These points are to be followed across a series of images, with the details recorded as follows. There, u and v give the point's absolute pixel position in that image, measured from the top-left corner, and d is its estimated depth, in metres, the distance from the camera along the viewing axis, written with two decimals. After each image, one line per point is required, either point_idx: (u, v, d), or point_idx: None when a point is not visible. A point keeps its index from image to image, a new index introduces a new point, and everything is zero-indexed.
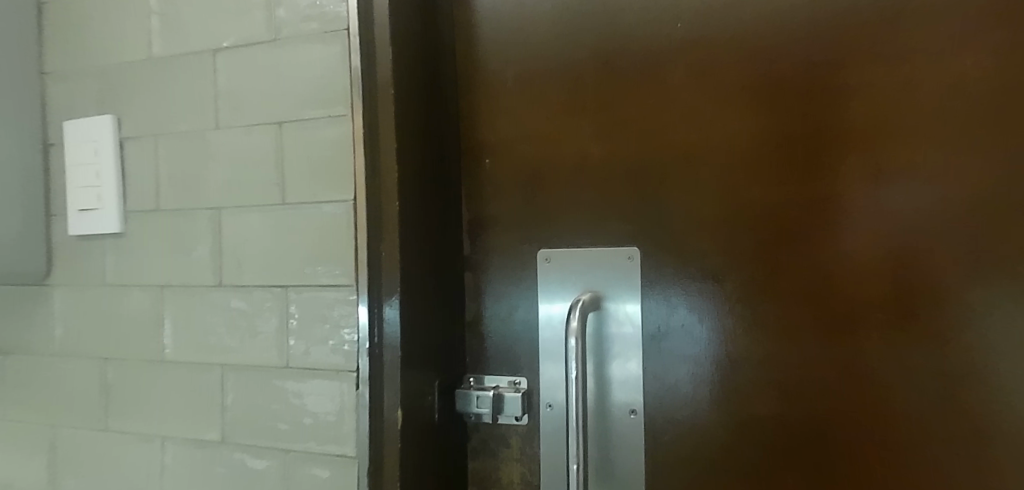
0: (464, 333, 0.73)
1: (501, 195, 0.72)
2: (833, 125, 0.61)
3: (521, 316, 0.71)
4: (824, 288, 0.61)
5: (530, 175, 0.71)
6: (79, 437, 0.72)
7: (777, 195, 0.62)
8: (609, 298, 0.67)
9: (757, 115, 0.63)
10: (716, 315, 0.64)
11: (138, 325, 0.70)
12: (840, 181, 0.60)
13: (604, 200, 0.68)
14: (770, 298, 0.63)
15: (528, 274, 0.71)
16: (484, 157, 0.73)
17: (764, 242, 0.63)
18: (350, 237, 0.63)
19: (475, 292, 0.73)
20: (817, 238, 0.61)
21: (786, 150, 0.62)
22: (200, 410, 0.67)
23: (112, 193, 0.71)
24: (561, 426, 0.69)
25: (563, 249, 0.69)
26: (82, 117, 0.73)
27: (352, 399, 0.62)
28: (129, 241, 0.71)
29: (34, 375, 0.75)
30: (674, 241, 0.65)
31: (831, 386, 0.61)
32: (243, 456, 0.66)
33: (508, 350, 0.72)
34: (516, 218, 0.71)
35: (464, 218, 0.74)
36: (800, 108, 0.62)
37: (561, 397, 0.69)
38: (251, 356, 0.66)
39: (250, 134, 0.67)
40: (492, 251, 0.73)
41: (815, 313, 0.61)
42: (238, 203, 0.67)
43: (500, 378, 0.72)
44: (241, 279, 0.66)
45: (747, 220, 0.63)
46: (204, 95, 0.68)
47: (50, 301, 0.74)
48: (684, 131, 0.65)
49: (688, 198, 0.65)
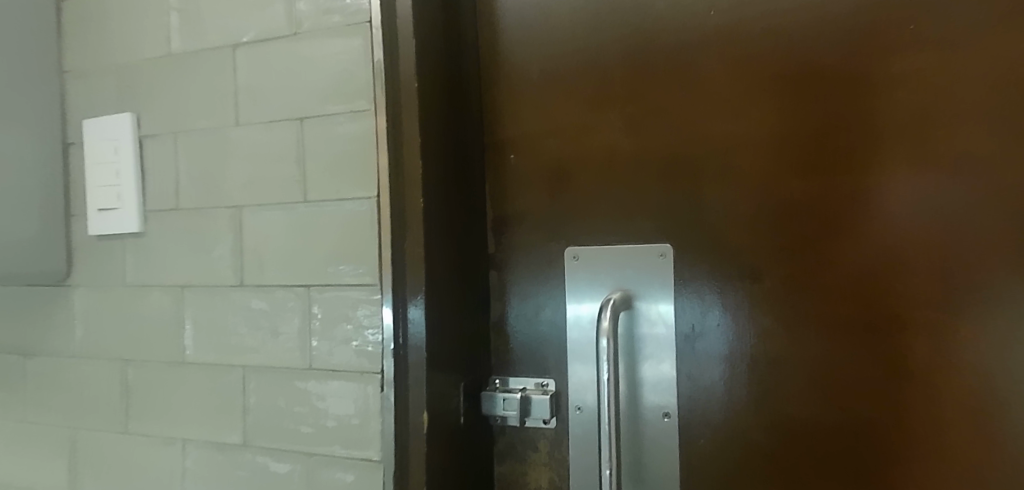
0: (490, 333, 0.71)
1: (526, 193, 0.70)
2: (877, 117, 0.58)
3: (549, 316, 0.69)
4: (867, 286, 0.58)
5: (557, 171, 0.69)
6: (100, 439, 0.71)
7: (815, 191, 0.60)
8: (640, 297, 0.65)
9: (795, 107, 0.60)
10: (752, 314, 0.62)
11: (159, 326, 0.69)
12: (883, 176, 0.58)
13: (634, 196, 0.65)
14: (811, 296, 0.60)
15: (555, 273, 0.69)
16: (508, 154, 0.71)
17: (801, 239, 0.60)
18: (374, 235, 0.61)
19: (501, 291, 0.71)
20: (860, 235, 0.58)
21: (825, 143, 0.59)
22: (221, 413, 0.66)
23: (132, 192, 0.70)
24: (590, 429, 0.67)
25: (592, 247, 0.67)
26: (101, 115, 0.73)
27: (377, 401, 0.61)
28: (148, 240, 0.70)
29: (54, 376, 0.74)
30: (707, 238, 0.63)
31: (876, 388, 0.58)
32: (265, 460, 0.64)
33: (535, 351, 0.70)
34: (542, 216, 0.69)
35: (488, 215, 0.72)
36: (841, 100, 0.59)
37: (591, 399, 0.67)
38: (273, 357, 0.64)
39: (271, 130, 0.65)
40: (517, 250, 0.71)
41: (857, 312, 0.59)
42: (259, 201, 0.65)
43: (527, 380, 0.70)
44: (262, 279, 0.65)
45: (784, 216, 0.61)
46: (224, 91, 0.67)
47: (70, 301, 0.74)
48: (718, 125, 0.63)
49: (721, 193, 0.62)
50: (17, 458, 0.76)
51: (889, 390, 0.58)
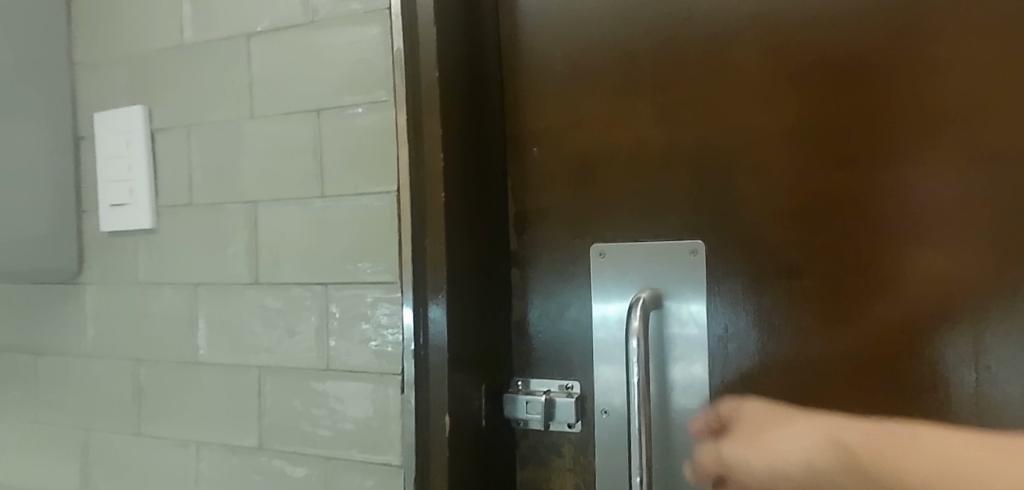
0: (511, 333, 0.69)
1: (550, 187, 0.68)
2: (925, 107, 0.54)
3: (573, 316, 0.66)
4: (915, 287, 0.55)
5: (582, 164, 0.66)
6: (113, 441, 0.69)
7: (858, 185, 0.56)
8: (671, 296, 0.62)
9: (837, 97, 0.57)
10: (789, 314, 0.59)
11: (172, 325, 0.67)
12: (933, 170, 0.54)
13: (663, 191, 0.63)
14: (852, 294, 0.57)
15: (580, 272, 0.66)
16: (531, 148, 0.69)
17: (843, 237, 0.57)
18: (394, 232, 0.59)
19: (524, 290, 0.69)
20: (906, 232, 0.55)
21: (870, 134, 0.56)
22: (236, 415, 0.64)
23: (145, 187, 0.68)
24: (617, 433, 0.64)
25: (619, 244, 0.64)
26: (113, 108, 0.71)
27: (398, 404, 0.58)
28: (161, 237, 0.68)
29: (66, 376, 0.72)
30: (741, 234, 0.60)
31: (919, 392, 0.55)
32: (281, 464, 0.62)
33: (559, 352, 0.67)
34: (566, 212, 0.67)
35: (510, 211, 0.69)
36: (888, 89, 0.56)
37: (618, 402, 0.64)
38: (289, 358, 0.62)
39: (288, 123, 0.63)
40: (540, 247, 0.68)
41: (903, 314, 0.55)
42: (275, 196, 0.63)
43: (550, 381, 0.67)
44: (278, 277, 0.63)
45: (825, 212, 0.57)
46: (238, 83, 0.65)
47: (81, 300, 0.72)
48: (753, 116, 0.60)
49: (756, 188, 0.59)
50: (28, 459, 0.74)
51: (932, 394, 0.55)
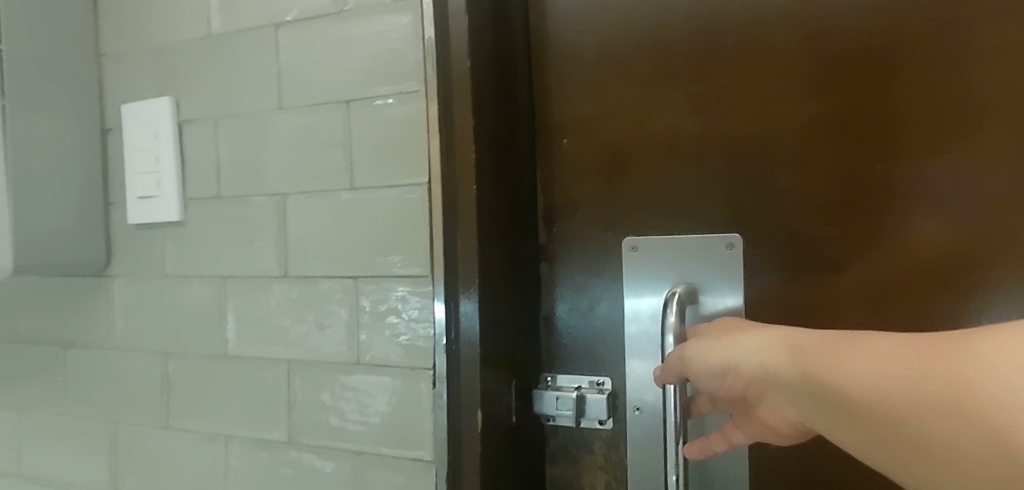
0: (539, 328, 0.68)
1: (580, 180, 0.66)
2: (973, 94, 0.53)
3: (605, 311, 0.65)
4: (960, 281, 0.53)
5: (612, 155, 0.65)
6: (141, 434, 0.69)
7: (901, 176, 0.54)
8: (706, 291, 0.61)
9: (881, 85, 0.55)
10: (828, 309, 0.57)
11: (199, 317, 0.67)
12: (982, 160, 0.52)
13: (695, 181, 0.61)
14: (891, 286, 0.55)
15: (612, 266, 0.65)
16: (561, 139, 0.67)
17: (884, 228, 0.55)
18: (425, 224, 0.58)
19: (553, 284, 0.68)
20: (952, 225, 0.53)
21: (913, 124, 0.54)
22: (265, 408, 0.64)
23: (172, 179, 0.68)
24: (650, 431, 0.63)
25: (652, 237, 0.63)
26: (140, 100, 0.70)
27: (429, 399, 0.58)
28: (188, 230, 0.68)
29: (95, 369, 0.72)
30: (778, 226, 0.58)
31: None
32: (310, 458, 0.62)
33: (590, 347, 0.66)
34: (596, 204, 0.66)
35: (539, 204, 0.68)
36: (933, 78, 0.54)
37: (650, 399, 0.63)
38: (318, 352, 0.62)
39: (316, 114, 0.62)
40: (571, 241, 0.67)
41: (948, 309, 0.53)
42: (304, 189, 0.63)
43: (581, 377, 0.66)
44: (307, 270, 0.62)
45: (866, 203, 0.56)
46: (266, 73, 0.64)
47: (109, 292, 0.72)
48: (793, 106, 0.58)
49: (794, 178, 0.58)
50: (56, 452, 0.74)
51: None
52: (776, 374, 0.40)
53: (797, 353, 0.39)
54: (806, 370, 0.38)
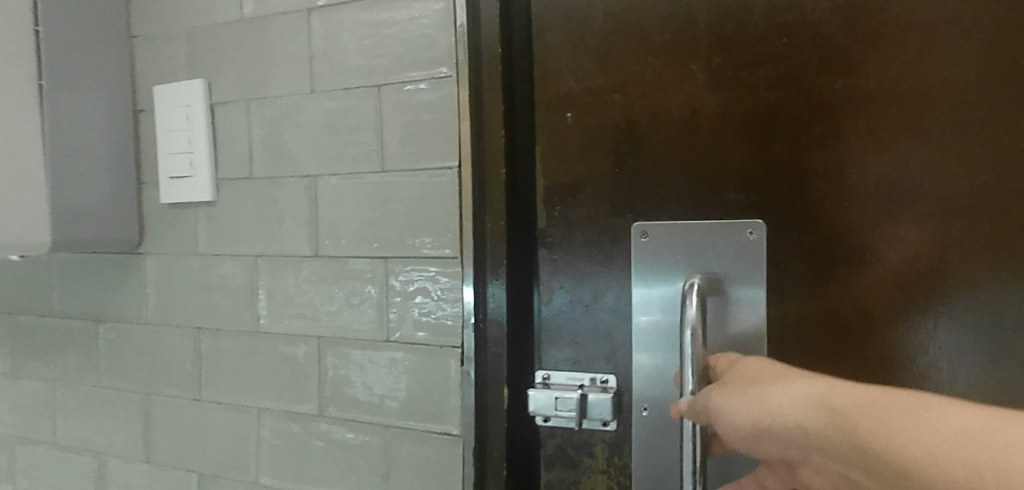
0: (535, 319, 0.65)
1: (585, 160, 0.63)
2: (1002, 76, 0.51)
3: (613, 303, 0.63)
4: (992, 283, 0.52)
5: (624, 131, 0.61)
6: (174, 405, 0.72)
7: (937, 170, 0.53)
8: (726, 281, 0.59)
9: (920, 72, 0.53)
10: (853, 303, 0.55)
11: (231, 295, 0.69)
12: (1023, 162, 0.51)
13: (713, 160, 0.59)
14: (908, 268, 0.54)
15: (620, 255, 0.62)
16: (565, 113, 0.64)
17: (917, 223, 0.54)
18: (455, 206, 0.60)
19: (555, 273, 0.64)
20: (987, 225, 0.52)
21: (953, 116, 0.52)
22: (294, 382, 0.66)
23: (204, 160, 0.69)
24: (661, 432, 0.61)
25: (665, 223, 0.60)
26: (172, 82, 0.72)
27: (457, 376, 0.60)
28: (220, 209, 0.69)
29: (127, 343, 0.74)
30: (799, 209, 0.57)
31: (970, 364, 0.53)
32: (339, 430, 0.64)
33: (595, 341, 0.64)
34: (605, 185, 0.62)
35: (539, 185, 0.65)
36: (976, 68, 0.52)
37: (660, 399, 0.61)
38: (349, 329, 0.64)
39: (348, 98, 0.64)
40: (574, 227, 0.63)
41: (972, 304, 0.53)
42: (335, 172, 0.64)
43: (583, 375, 0.64)
44: (337, 250, 0.64)
45: (899, 194, 0.54)
46: (299, 57, 0.65)
47: (142, 268, 0.74)
48: (823, 87, 0.56)
49: (823, 164, 0.56)
50: (90, 423, 0.77)
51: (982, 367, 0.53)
52: (819, 440, 0.35)
53: (838, 415, 0.34)
54: (844, 435, 0.33)
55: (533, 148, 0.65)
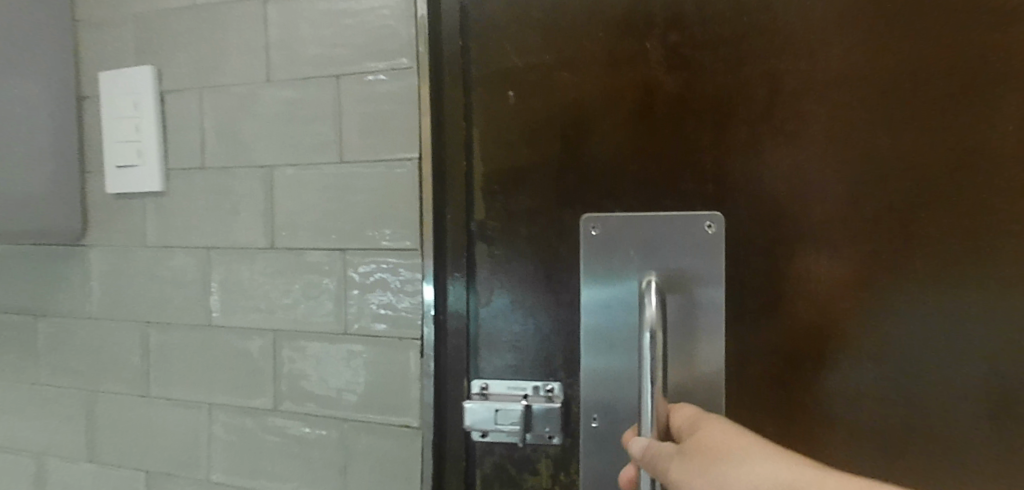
0: (470, 319, 0.62)
1: (528, 145, 0.60)
2: (935, 67, 0.52)
3: (560, 306, 0.60)
4: (936, 270, 0.52)
5: (570, 114, 0.59)
6: (120, 403, 0.69)
7: (873, 159, 0.53)
8: (682, 280, 0.58)
9: (862, 60, 0.53)
10: (807, 288, 0.55)
11: (182, 288, 0.67)
12: (972, 150, 0.51)
13: (660, 147, 0.57)
14: (845, 257, 0.54)
15: (566, 252, 0.60)
16: (508, 91, 0.60)
17: (870, 208, 0.54)
18: (415, 198, 0.60)
19: (494, 272, 0.61)
20: (937, 213, 0.52)
21: (906, 102, 0.53)
22: (248, 376, 0.65)
23: (154, 149, 0.67)
24: (610, 442, 0.59)
25: (617, 219, 0.58)
26: (119, 69, 0.69)
27: (417, 368, 0.60)
28: (170, 200, 0.68)
29: (70, 339, 0.71)
30: (741, 197, 0.56)
31: (905, 353, 0.53)
32: (294, 425, 0.63)
33: (540, 345, 0.61)
34: (552, 172, 0.59)
35: (477, 173, 0.61)
36: (929, 55, 0.52)
37: (608, 407, 0.59)
38: (306, 322, 0.63)
39: (306, 88, 0.63)
40: (516, 222, 0.60)
41: (905, 293, 0.53)
42: (292, 162, 0.63)
43: (525, 384, 0.61)
44: (294, 242, 0.63)
45: (852, 178, 0.54)
46: (254, 45, 0.64)
47: (86, 261, 0.71)
48: (780, 69, 0.55)
49: (779, 148, 0.55)
50: (28, 422, 0.73)
51: (917, 356, 0.53)
52: None
53: None
54: None
55: (470, 131, 0.61)
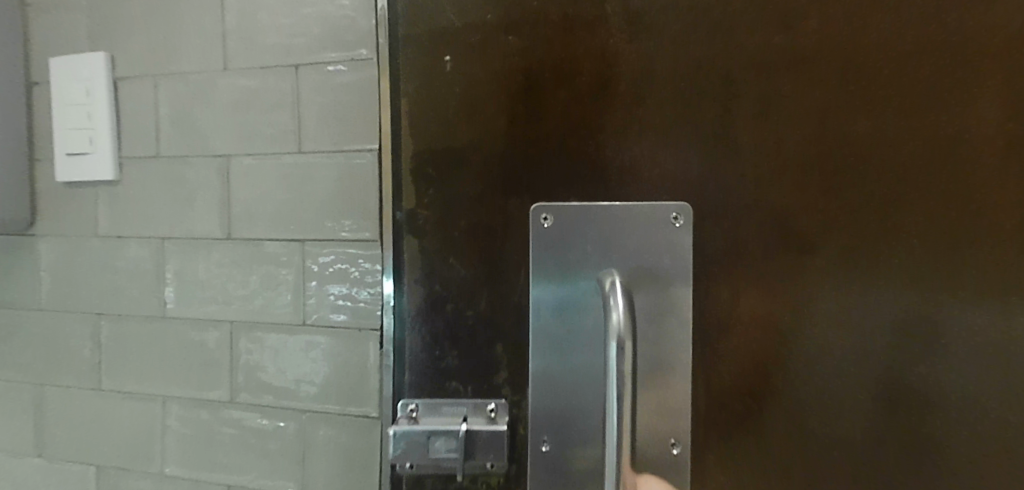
0: (395, 320, 0.53)
1: (467, 121, 0.52)
2: (913, 43, 0.47)
3: (505, 309, 0.52)
4: (915, 269, 0.47)
5: (516, 84, 0.51)
6: (71, 396, 0.68)
7: (849, 143, 0.48)
8: (652, 279, 0.51)
9: (838, 31, 0.48)
10: (781, 286, 0.49)
11: (136, 279, 0.66)
12: (965, 139, 0.46)
13: (618, 124, 0.50)
14: (819, 252, 0.48)
15: (511, 247, 0.52)
16: (442, 55, 0.52)
17: (855, 196, 0.48)
18: (375, 189, 0.60)
19: (428, 269, 0.53)
20: (915, 204, 0.47)
21: (890, 82, 0.47)
22: (203, 368, 0.64)
23: (106, 137, 0.66)
24: (559, 468, 0.51)
25: (576, 207, 0.51)
26: (70, 54, 0.67)
27: (375, 359, 0.60)
28: (123, 188, 0.66)
29: (18, 330, 0.69)
30: (705, 184, 0.50)
31: (881, 360, 0.48)
32: (251, 417, 0.63)
33: (481, 353, 0.52)
34: (495, 152, 0.52)
35: (405, 150, 0.53)
36: (920, 33, 0.47)
37: (559, 426, 0.51)
38: (263, 313, 0.63)
39: (264, 77, 0.62)
40: (452, 210, 0.52)
41: (883, 292, 0.47)
42: (250, 152, 0.63)
43: (466, 400, 0.53)
44: (250, 233, 0.63)
45: (834, 164, 0.48)
46: (211, 33, 0.63)
47: (35, 250, 0.69)
48: (757, 40, 0.49)
49: (753, 129, 0.49)
50: None
51: (896, 361, 0.47)
52: None
53: None
54: None
55: (398, 101, 0.53)
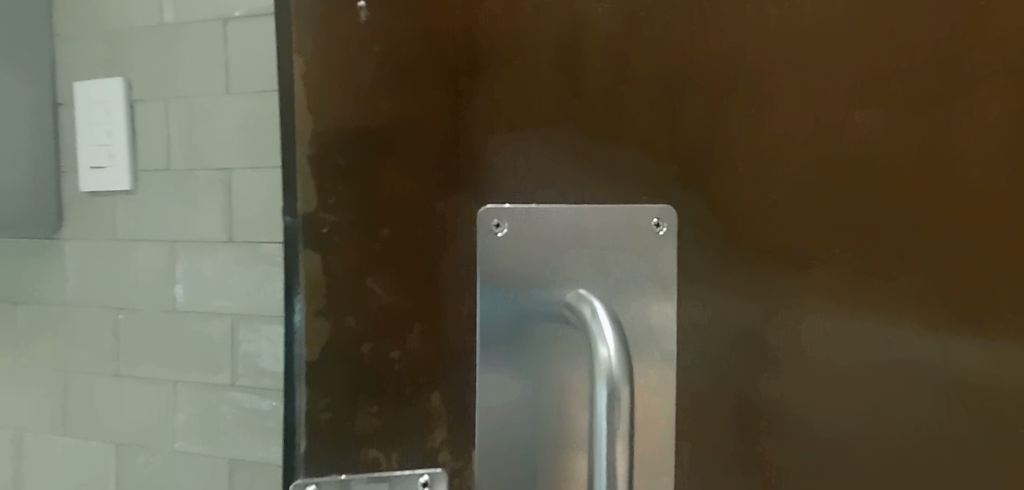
0: (293, 349, 0.50)
1: (391, 109, 0.49)
2: (819, 68, 0.49)
3: (442, 341, 0.49)
4: (833, 279, 0.49)
5: (443, 90, 0.49)
6: (93, 381, 0.77)
7: (768, 159, 0.50)
8: (632, 289, 0.50)
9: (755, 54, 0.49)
10: (764, 286, 0.49)
11: (149, 277, 0.75)
12: (869, 156, 0.49)
13: (554, 136, 0.50)
14: (754, 261, 0.49)
15: (441, 265, 0.49)
16: (369, 40, 0.48)
17: (777, 210, 0.49)
18: None
19: (338, 288, 0.49)
20: (830, 219, 0.49)
21: (802, 102, 0.49)
22: (208, 355, 0.73)
23: (123, 151, 0.75)
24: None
25: (538, 215, 0.49)
26: (92, 79, 0.76)
27: None
28: (139, 197, 0.75)
29: (46, 322, 0.78)
30: (647, 193, 0.50)
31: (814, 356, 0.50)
32: (247, 398, 0.71)
33: (414, 395, 0.49)
34: (421, 155, 0.49)
35: (302, 137, 0.49)
36: (838, 49, 0.49)
37: (510, 452, 0.49)
38: (261, 306, 0.71)
39: (260, 99, 0.71)
40: (376, 218, 0.49)
41: (804, 301, 0.50)
42: (249, 165, 0.71)
43: (388, 472, 0.50)
44: (249, 236, 0.71)
45: (773, 171, 0.50)
46: (214, 62, 0.72)
47: (61, 252, 0.78)
48: (687, 56, 0.49)
49: (695, 140, 0.50)
50: (9, 399, 0.81)
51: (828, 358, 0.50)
52: None
53: None
54: None
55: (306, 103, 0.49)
